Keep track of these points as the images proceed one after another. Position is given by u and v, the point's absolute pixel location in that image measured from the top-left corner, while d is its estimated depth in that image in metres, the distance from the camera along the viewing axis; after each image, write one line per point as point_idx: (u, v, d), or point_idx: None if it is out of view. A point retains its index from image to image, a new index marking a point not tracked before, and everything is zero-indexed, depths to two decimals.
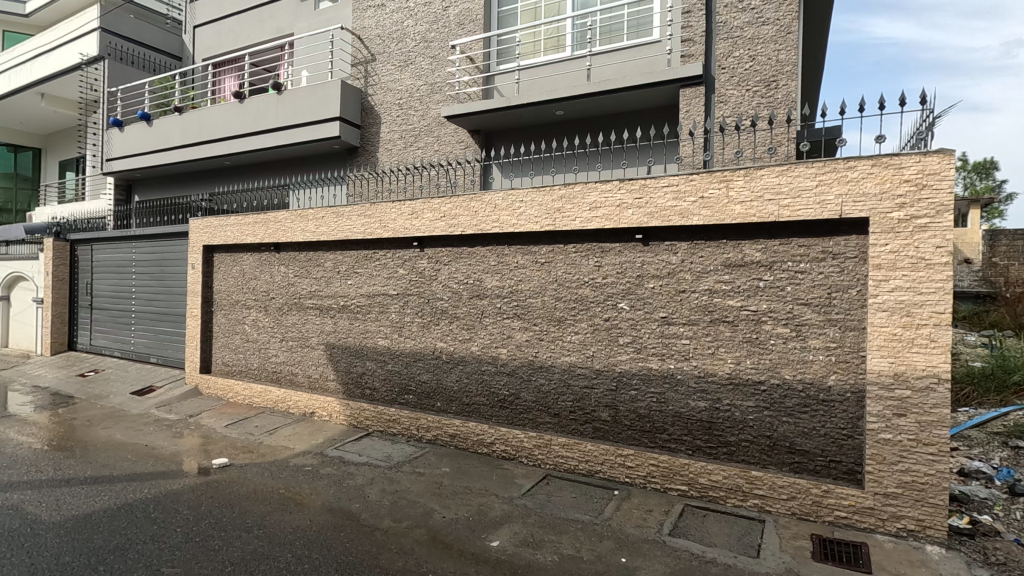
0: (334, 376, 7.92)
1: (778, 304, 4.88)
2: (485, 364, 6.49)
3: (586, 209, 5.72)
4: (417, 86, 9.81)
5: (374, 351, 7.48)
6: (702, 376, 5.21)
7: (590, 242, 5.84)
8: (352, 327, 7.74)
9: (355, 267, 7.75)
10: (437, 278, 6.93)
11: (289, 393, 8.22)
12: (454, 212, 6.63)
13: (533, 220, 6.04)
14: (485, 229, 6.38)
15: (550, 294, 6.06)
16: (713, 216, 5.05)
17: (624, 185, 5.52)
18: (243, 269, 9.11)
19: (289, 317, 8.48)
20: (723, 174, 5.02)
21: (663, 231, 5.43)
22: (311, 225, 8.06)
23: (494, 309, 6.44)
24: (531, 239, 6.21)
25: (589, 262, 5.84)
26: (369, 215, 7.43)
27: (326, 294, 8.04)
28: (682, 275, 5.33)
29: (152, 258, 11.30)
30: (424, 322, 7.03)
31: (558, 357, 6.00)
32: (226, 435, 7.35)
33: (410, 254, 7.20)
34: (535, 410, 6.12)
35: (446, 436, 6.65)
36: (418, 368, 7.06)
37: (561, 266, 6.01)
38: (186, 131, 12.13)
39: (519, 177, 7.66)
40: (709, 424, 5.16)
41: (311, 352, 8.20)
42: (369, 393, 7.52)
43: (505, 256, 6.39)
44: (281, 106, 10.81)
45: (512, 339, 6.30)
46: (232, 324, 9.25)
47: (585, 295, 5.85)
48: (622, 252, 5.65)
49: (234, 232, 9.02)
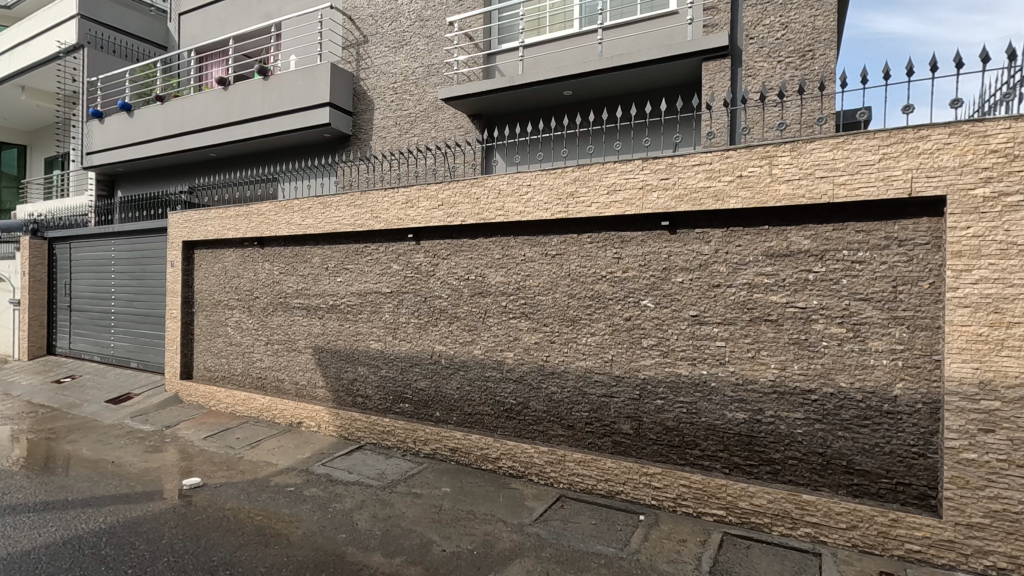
0: (323, 383, 7.23)
1: (832, 300, 4.18)
2: (489, 369, 5.80)
3: (603, 193, 5.03)
4: (412, 68, 9.11)
5: (367, 356, 6.79)
6: (740, 383, 4.52)
7: (608, 230, 5.14)
8: (342, 328, 7.04)
9: (345, 263, 7.05)
10: (435, 274, 6.23)
11: (274, 401, 7.53)
12: (453, 201, 5.94)
13: (543, 207, 5.35)
14: (488, 218, 5.69)
15: (562, 292, 5.37)
16: (754, 198, 4.36)
17: (647, 164, 4.83)
18: (225, 266, 8.41)
19: (274, 318, 7.79)
20: (765, 149, 4.33)
21: (692, 216, 4.73)
22: (297, 217, 7.37)
23: (498, 308, 5.75)
24: (540, 229, 5.51)
25: (607, 253, 5.14)
26: (359, 205, 6.75)
27: (314, 293, 7.35)
28: (716, 267, 4.64)
29: (132, 256, 10.61)
30: (421, 323, 6.33)
31: (572, 362, 5.31)
32: (203, 449, 6.66)
33: (405, 248, 6.50)
34: (546, 422, 5.43)
35: (446, 450, 5.96)
36: (414, 374, 6.37)
37: (574, 259, 5.31)
38: (168, 121, 11.42)
39: (524, 162, 6.98)
40: (749, 439, 4.48)
41: (298, 357, 7.51)
42: (361, 401, 6.84)
43: (511, 249, 5.69)
44: (268, 92, 10.10)
45: (519, 342, 5.61)
46: (214, 326, 8.55)
47: (602, 291, 5.16)
48: (645, 242, 4.95)
49: (215, 226, 8.33)
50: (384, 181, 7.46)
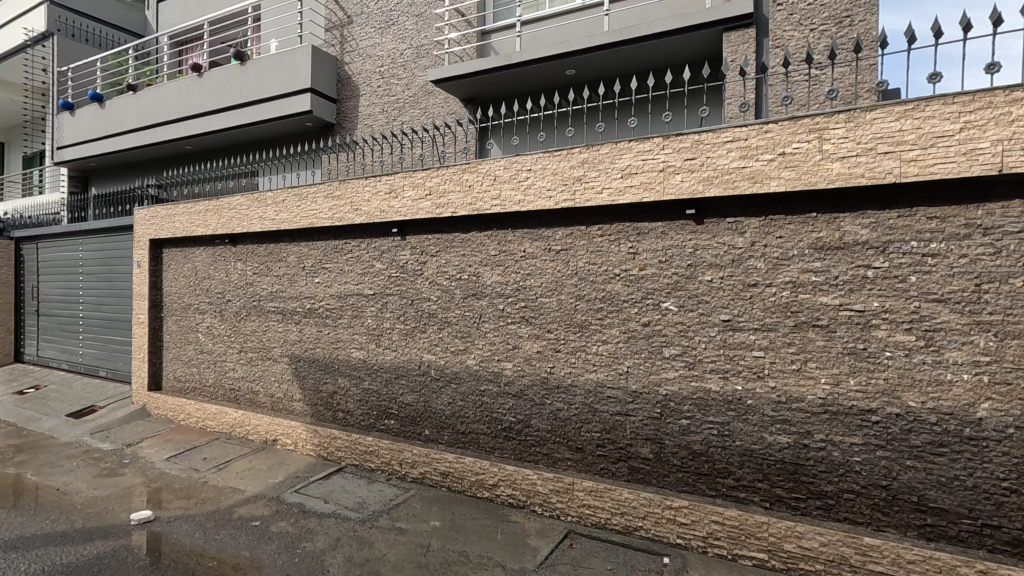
0: (300, 396, 6.49)
1: (896, 302, 3.46)
2: (484, 382, 5.07)
3: (617, 177, 4.30)
4: (400, 50, 8.37)
5: (347, 366, 6.06)
6: (783, 402, 3.80)
7: (621, 221, 4.41)
8: (321, 335, 6.30)
9: (323, 262, 6.30)
10: (423, 274, 5.50)
11: (247, 416, 6.78)
12: (443, 189, 5.21)
13: (546, 194, 4.61)
14: (482, 209, 4.96)
15: (568, 293, 4.64)
16: (800, 179, 3.63)
17: (668, 142, 4.11)
18: (194, 266, 7.66)
19: (247, 324, 7.05)
20: (814, 120, 3.60)
21: (723, 203, 4.01)
22: (270, 212, 6.63)
23: (495, 312, 5.02)
24: (541, 221, 4.78)
25: (620, 248, 4.41)
26: (337, 196, 6.01)
27: (290, 296, 6.61)
28: (752, 263, 3.92)
29: (100, 257, 9.86)
30: (408, 329, 5.59)
31: (581, 374, 4.58)
32: (163, 473, 5.91)
33: (389, 244, 5.76)
34: (551, 443, 4.71)
35: (436, 474, 5.22)
36: (400, 387, 5.64)
37: (582, 255, 4.58)
38: (141, 112, 10.65)
39: (522, 147, 6.23)
40: (794, 468, 3.76)
41: (273, 367, 6.77)
42: (342, 417, 6.10)
43: (509, 243, 4.95)
44: (246, 78, 9.34)
45: (519, 351, 4.88)
46: (183, 332, 7.79)
47: (615, 293, 4.43)
48: (666, 234, 4.22)
49: (183, 222, 7.58)
50: (366, 168, 6.70)
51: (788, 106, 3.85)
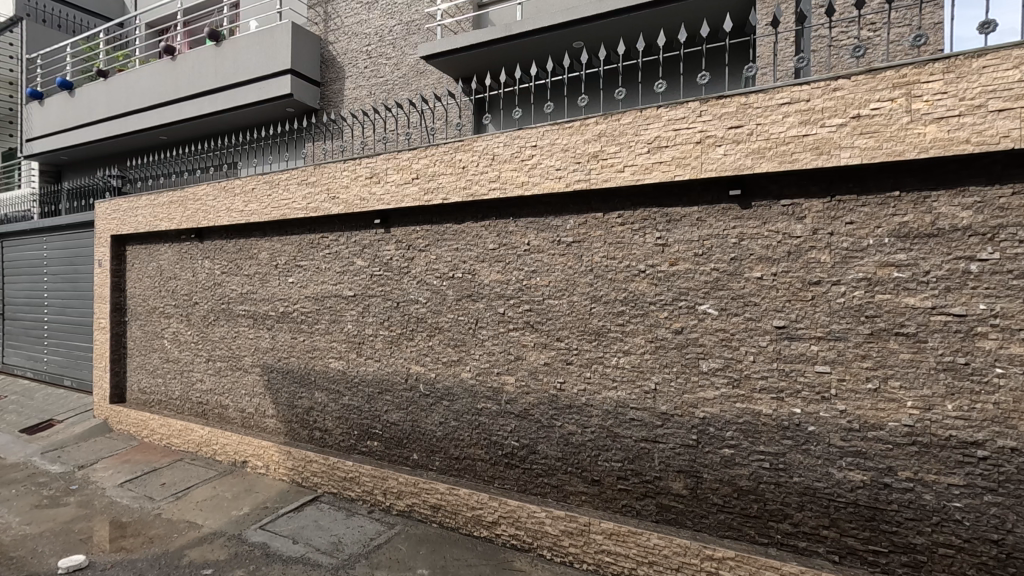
0: (273, 412, 5.71)
1: (1010, 304, 2.69)
2: (482, 399, 4.30)
3: (642, 152, 3.53)
4: (389, 26, 7.58)
5: (325, 378, 5.28)
6: (855, 429, 3.03)
7: (647, 206, 3.64)
8: (296, 343, 5.52)
9: (298, 259, 5.52)
10: (410, 272, 4.72)
11: (214, 434, 5.99)
12: (433, 172, 4.44)
13: (555, 175, 3.84)
14: (479, 194, 4.18)
15: (581, 294, 3.87)
16: (882, 147, 2.85)
17: (707, 107, 3.33)
18: (159, 265, 6.87)
19: (215, 329, 6.27)
20: (900, 73, 2.83)
21: (776, 182, 3.23)
22: (238, 202, 5.84)
23: (494, 316, 4.25)
24: (549, 208, 4.01)
25: (645, 239, 3.64)
26: (312, 183, 5.24)
27: (261, 298, 5.83)
28: (815, 255, 3.14)
29: (66, 256, 9.07)
30: (393, 337, 4.81)
31: (598, 391, 3.81)
32: (113, 503, 5.13)
33: (371, 238, 4.98)
34: (562, 474, 3.95)
35: (426, 507, 4.44)
36: (384, 403, 4.86)
37: (598, 248, 3.81)
38: (112, 100, 9.86)
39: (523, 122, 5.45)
40: (871, 513, 2.99)
41: (244, 378, 5.99)
42: (319, 437, 5.32)
43: (510, 235, 4.18)
44: (222, 60, 8.56)
45: (522, 363, 4.11)
46: (148, 338, 7.01)
47: (640, 293, 3.66)
48: (703, 221, 3.45)
49: (146, 216, 6.80)
50: (347, 150, 5.90)
51: (860, 57, 3.08)
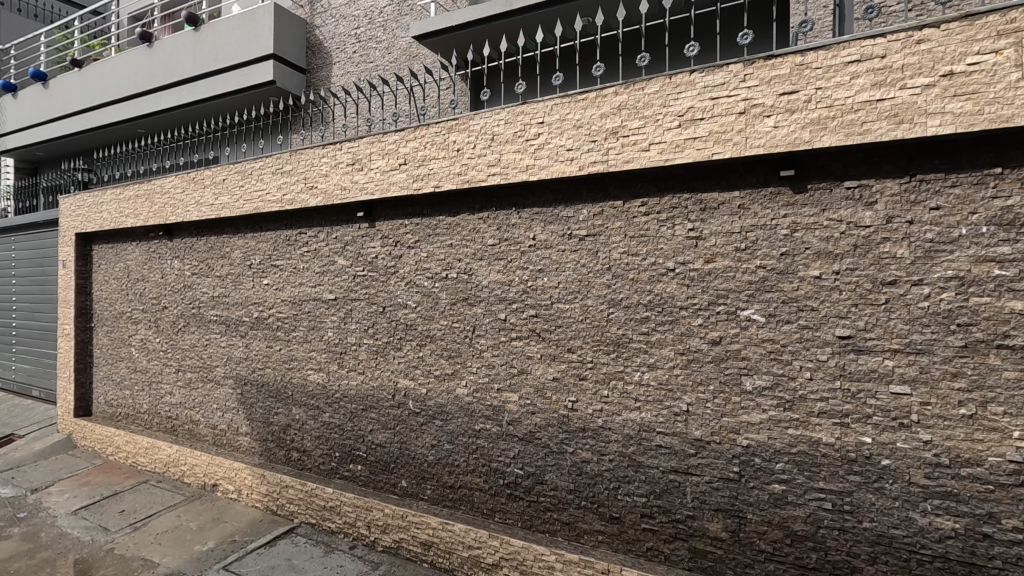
0: (246, 429, 5.11)
1: None
2: (480, 419, 3.71)
3: (671, 126, 2.94)
4: (379, 7, 6.98)
5: (302, 393, 4.68)
6: (944, 466, 2.44)
7: (677, 193, 3.05)
8: (271, 352, 4.93)
9: (273, 258, 4.92)
10: (397, 272, 4.12)
11: (182, 453, 5.39)
12: (423, 157, 3.84)
13: (565, 157, 3.25)
14: (476, 181, 3.58)
15: (597, 297, 3.28)
16: (983, 112, 2.26)
17: (753, 69, 2.74)
18: (127, 266, 6.27)
19: (185, 336, 5.66)
20: (1006, 18, 2.24)
21: (838, 160, 2.64)
22: (208, 195, 5.24)
23: (494, 323, 3.65)
24: (558, 196, 3.42)
25: (675, 232, 3.05)
26: (288, 172, 4.64)
27: (234, 302, 5.23)
28: (888, 249, 2.55)
29: (33, 257, 8.45)
30: (378, 347, 4.22)
31: (618, 412, 3.21)
32: (61, 535, 4.52)
33: (354, 233, 4.38)
34: (574, 508, 3.36)
35: (415, 544, 3.84)
36: (369, 422, 4.26)
37: (617, 242, 3.22)
38: (87, 91, 9.24)
39: (527, 97, 4.84)
40: (965, 570, 2.41)
41: (215, 392, 5.38)
42: (297, 458, 4.72)
43: (512, 229, 3.59)
44: (202, 46, 7.96)
45: (527, 378, 3.52)
46: (115, 346, 6.40)
47: (668, 296, 3.07)
48: (746, 209, 2.86)
49: (111, 212, 6.20)
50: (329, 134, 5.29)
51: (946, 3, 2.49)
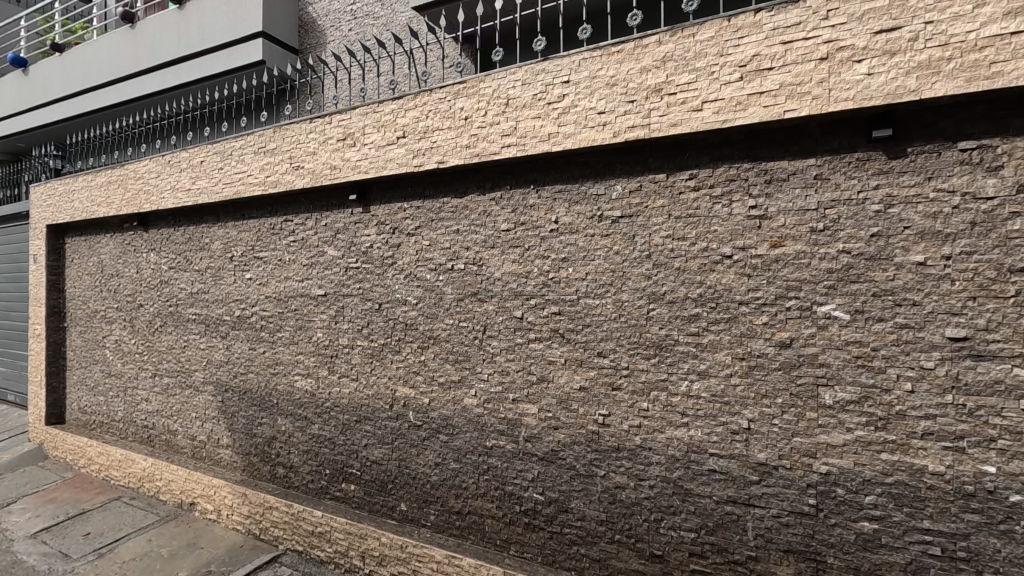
0: (227, 440, 4.57)
1: None
2: (493, 435, 3.16)
3: (730, 79, 2.39)
4: None
5: (289, 401, 4.14)
6: None
7: (735, 162, 2.50)
8: (254, 356, 4.38)
9: (256, 250, 4.38)
10: (395, 264, 3.58)
11: (157, 467, 4.85)
12: (425, 128, 3.29)
13: (596, 122, 2.70)
14: (487, 154, 3.04)
15: (634, 290, 2.73)
16: None
17: (838, 3, 2.19)
18: (100, 260, 5.73)
19: (162, 338, 5.12)
20: None
21: (950, 116, 2.10)
22: (185, 179, 4.69)
23: (508, 321, 3.11)
24: (586, 171, 2.87)
25: (732, 210, 2.51)
26: (271, 151, 4.09)
27: (214, 299, 4.69)
28: (1018, 227, 2.00)
29: (7, 252, 7.90)
30: (374, 350, 3.68)
31: (661, 429, 2.67)
32: (16, 563, 3.99)
33: (346, 219, 3.83)
34: (607, 543, 2.81)
35: None
36: (363, 436, 3.72)
37: (659, 224, 2.67)
38: (67, 76, 8.65)
39: (547, 53, 4.00)
40: None
41: (194, 399, 4.83)
42: (283, 475, 4.17)
43: (531, 211, 3.04)
44: (188, 25, 7.36)
45: (548, 386, 2.98)
46: (89, 348, 5.86)
47: (724, 289, 2.52)
48: (825, 180, 2.32)
49: (84, 201, 5.66)
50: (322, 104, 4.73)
51: None
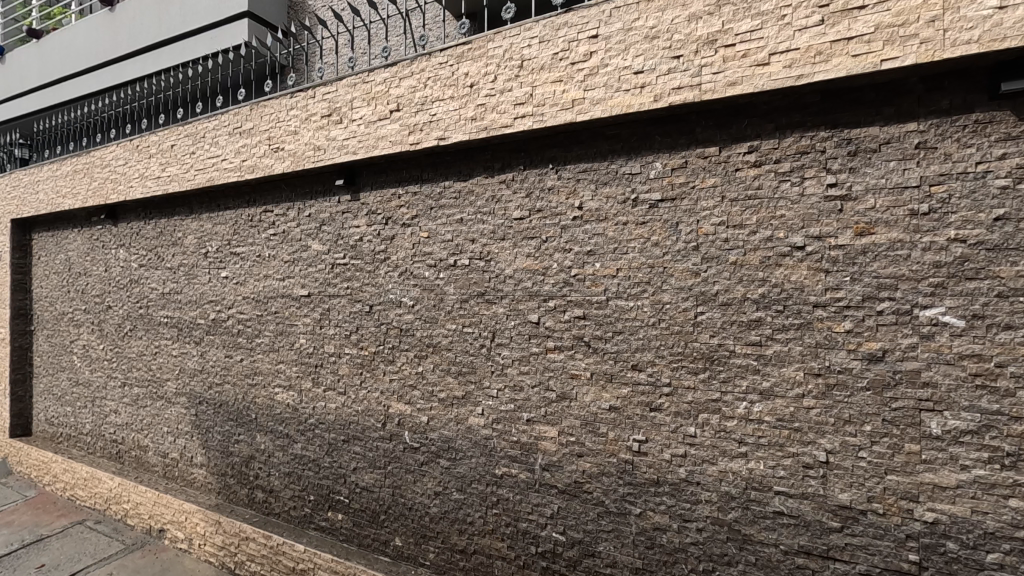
0: (201, 459, 4.07)
1: None
2: (504, 462, 2.66)
3: (807, 23, 1.90)
4: None
5: (268, 416, 3.64)
6: None
7: (810, 129, 2.01)
8: (230, 364, 3.88)
9: (233, 244, 3.88)
10: (388, 259, 3.08)
11: (125, 488, 4.34)
12: (422, 99, 2.80)
13: (632, 83, 2.21)
14: (497, 127, 2.54)
15: (679, 289, 2.24)
16: None
17: None
18: (68, 257, 5.22)
19: (131, 343, 4.61)
20: None
21: None
22: (154, 166, 4.19)
23: (522, 327, 2.61)
24: (616, 146, 2.38)
25: (805, 189, 2.01)
26: (248, 131, 3.59)
27: (186, 300, 4.19)
28: None
29: None
30: (363, 359, 3.18)
31: (713, 460, 2.17)
32: None
33: (333, 208, 3.33)
34: None
35: None
36: (352, 458, 3.22)
37: (710, 209, 2.18)
38: (37, 59, 8.00)
39: (568, 3, 3.43)
40: None
41: (166, 412, 4.33)
42: (262, 500, 3.68)
43: (549, 195, 2.54)
44: None
45: (571, 406, 2.48)
46: (56, 354, 5.36)
47: (795, 288, 2.03)
48: (930, 150, 1.83)
49: (49, 193, 5.15)
50: (311, 76, 4.21)
51: None
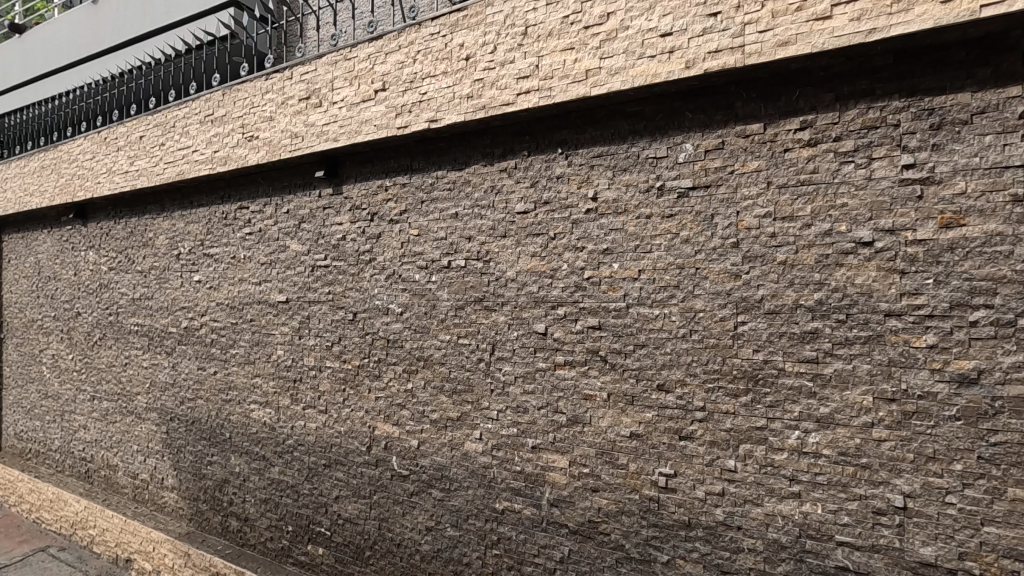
0: (172, 481, 3.69)
1: None
2: (505, 495, 2.29)
3: None
4: None
5: (243, 436, 3.27)
6: None
7: (881, 99, 1.64)
8: (204, 377, 3.51)
9: (206, 245, 3.52)
10: (373, 261, 2.72)
11: (91, 512, 3.97)
12: (411, 76, 2.44)
13: (659, 48, 1.85)
14: (497, 105, 2.17)
15: (715, 294, 1.86)
16: None
17: None
18: (38, 260, 4.86)
19: (101, 353, 4.25)
20: None
21: None
22: (123, 160, 3.84)
23: (526, 339, 2.24)
24: (638, 126, 2.02)
25: (874, 172, 1.65)
26: (220, 118, 3.23)
27: (157, 307, 3.82)
28: None
29: None
30: (346, 374, 2.81)
31: (759, 501, 1.79)
32: None
33: (313, 203, 2.97)
34: None
35: None
36: (333, 485, 2.85)
37: (754, 198, 1.81)
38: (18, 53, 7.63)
39: None
40: None
41: (136, 429, 3.96)
42: (237, 529, 3.30)
43: (557, 185, 2.18)
44: None
45: (584, 431, 2.11)
46: (25, 365, 4.99)
47: (862, 293, 1.66)
48: None
49: (17, 191, 4.80)
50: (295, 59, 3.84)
51: None
